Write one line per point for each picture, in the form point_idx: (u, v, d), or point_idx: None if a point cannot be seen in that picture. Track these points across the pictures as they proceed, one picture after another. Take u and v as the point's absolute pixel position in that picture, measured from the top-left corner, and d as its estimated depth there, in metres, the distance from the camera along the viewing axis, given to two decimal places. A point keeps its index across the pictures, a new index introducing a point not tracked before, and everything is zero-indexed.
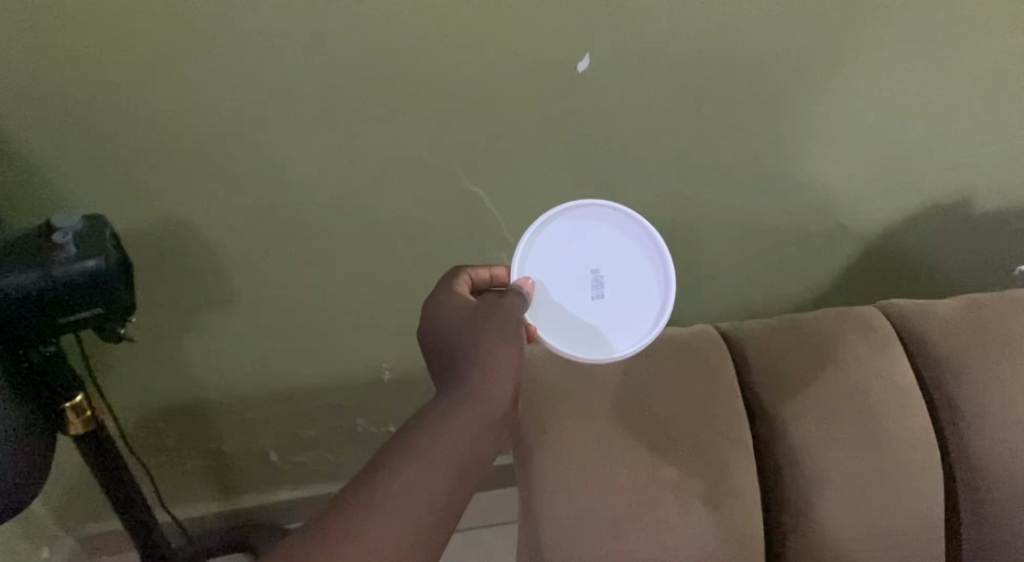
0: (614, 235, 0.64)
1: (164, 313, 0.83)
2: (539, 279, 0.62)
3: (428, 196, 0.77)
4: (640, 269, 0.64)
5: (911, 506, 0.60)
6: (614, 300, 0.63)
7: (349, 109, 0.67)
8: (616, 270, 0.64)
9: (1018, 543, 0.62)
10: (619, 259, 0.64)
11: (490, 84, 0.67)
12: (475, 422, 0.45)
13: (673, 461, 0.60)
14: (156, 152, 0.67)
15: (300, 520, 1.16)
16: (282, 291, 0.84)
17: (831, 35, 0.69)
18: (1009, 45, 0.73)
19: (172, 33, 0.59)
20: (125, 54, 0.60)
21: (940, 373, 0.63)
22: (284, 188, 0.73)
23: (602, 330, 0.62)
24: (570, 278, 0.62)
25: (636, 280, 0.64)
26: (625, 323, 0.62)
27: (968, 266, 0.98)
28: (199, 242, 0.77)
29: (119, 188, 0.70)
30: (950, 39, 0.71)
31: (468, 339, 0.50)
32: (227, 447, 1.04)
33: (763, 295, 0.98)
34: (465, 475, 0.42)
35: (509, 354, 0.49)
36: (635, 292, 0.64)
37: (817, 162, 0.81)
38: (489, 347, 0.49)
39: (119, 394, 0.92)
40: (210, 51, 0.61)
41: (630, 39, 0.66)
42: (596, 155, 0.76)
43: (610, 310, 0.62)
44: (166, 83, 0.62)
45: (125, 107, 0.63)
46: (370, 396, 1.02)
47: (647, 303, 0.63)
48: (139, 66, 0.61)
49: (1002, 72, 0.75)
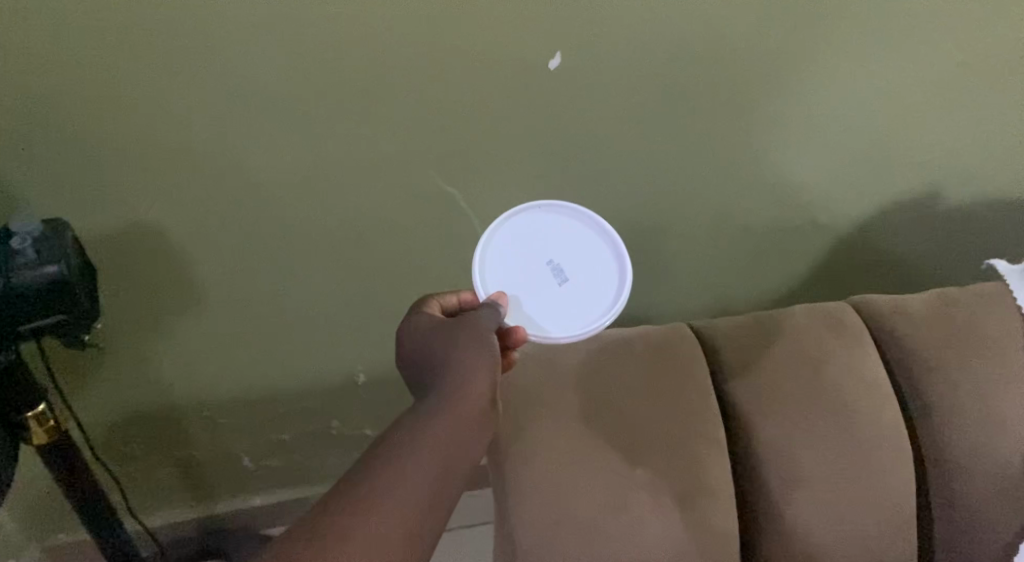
0: (564, 224, 0.65)
1: (131, 317, 0.81)
2: (500, 278, 0.61)
3: (398, 194, 0.76)
4: (588, 243, 0.65)
5: (893, 506, 0.59)
6: (578, 281, 0.63)
7: (317, 109, 0.66)
8: (567, 253, 0.64)
9: (993, 538, 0.60)
10: (565, 243, 0.64)
11: (459, 83, 0.67)
12: (456, 420, 0.45)
13: (648, 463, 0.59)
14: (119, 155, 0.66)
15: (277, 524, 1.14)
16: (253, 293, 0.83)
17: (802, 30, 0.69)
18: (972, 43, 0.74)
19: (130, 30, 0.57)
20: (82, 53, 0.57)
21: (910, 367, 0.62)
22: (251, 189, 0.72)
23: (573, 314, 0.61)
24: (530, 272, 0.62)
25: (588, 255, 0.64)
26: (597, 296, 0.62)
27: (937, 259, 0.99)
28: (165, 246, 0.75)
29: (80, 193, 0.68)
30: (916, 37, 0.72)
31: (443, 347, 0.51)
32: (201, 454, 1.02)
33: (739, 292, 0.98)
34: (447, 471, 0.42)
35: (484, 354, 0.50)
36: (591, 266, 0.64)
37: (788, 158, 0.81)
38: (463, 350, 0.50)
39: (86, 401, 0.90)
40: (173, 54, 0.59)
41: (602, 39, 0.66)
42: (568, 153, 0.76)
43: (580, 290, 0.62)
44: (126, 85, 0.60)
45: (83, 108, 0.61)
46: (344, 399, 1.01)
47: (606, 272, 0.64)
48: (99, 68, 0.59)
49: (966, 70, 0.77)
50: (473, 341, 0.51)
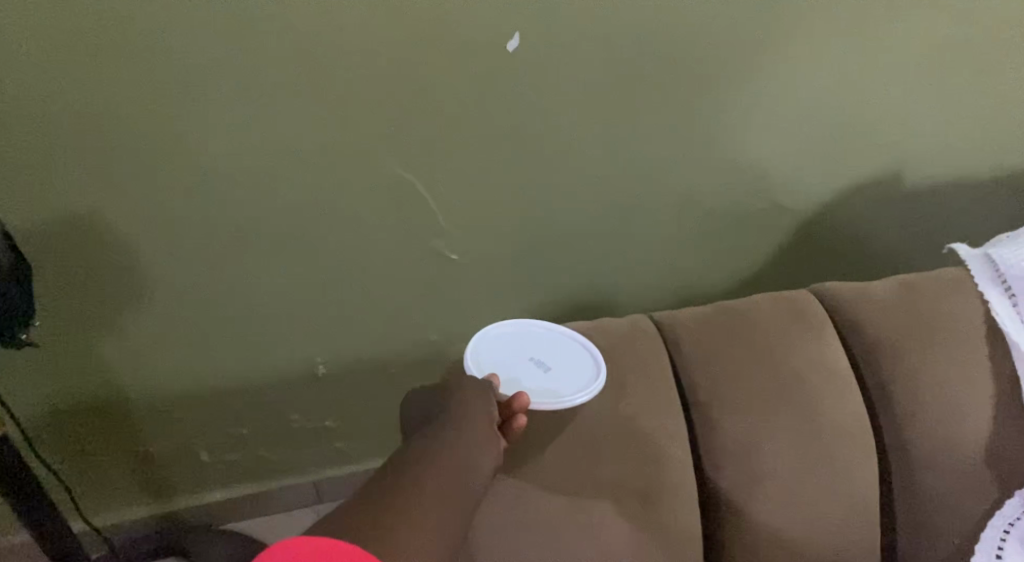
0: (530, 327, 0.65)
1: (70, 308, 0.78)
2: (485, 362, 0.59)
3: (351, 178, 0.73)
4: (557, 338, 0.64)
5: (856, 495, 0.58)
6: (559, 365, 0.61)
7: (261, 87, 0.64)
8: (542, 350, 0.63)
9: (955, 526, 0.60)
10: (537, 343, 0.63)
11: (410, 60, 0.65)
12: (462, 466, 0.48)
13: (609, 460, 0.55)
14: (53, 136, 0.63)
15: (238, 517, 1.10)
16: (200, 282, 0.79)
17: (757, 11, 0.69)
18: (928, 19, 0.74)
19: (58, 2, 0.55)
20: (12, 28, 0.56)
21: (871, 355, 0.62)
22: (195, 172, 0.69)
23: (564, 388, 0.58)
24: (508, 363, 0.60)
25: (560, 346, 0.63)
26: (580, 369, 0.60)
27: (909, 243, 0.98)
28: (105, 232, 0.72)
29: (11, 176, 0.65)
30: (872, 12, 0.72)
31: (447, 401, 0.54)
32: (154, 449, 0.98)
33: (712, 280, 0.96)
34: (456, 515, 0.45)
35: (485, 405, 0.53)
36: (564, 352, 0.62)
37: (752, 140, 0.80)
38: (466, 401, 0.53)
39: (25, 397, 0.85)
40: (107, 28, 0.58)
41: (556, 14, 0.65)
42: (528, 135, 0.73)
43: (564, 370, 0.60)
44: (57, 60, 0.58)
45: (15, 86, 0.59)
46: (304, 392, 0.97)
47: (578, 350, 0.62)
48: (29, 42, 0.57)
49: (924, 47, 0.76)
50: (476, 392, 0.54)
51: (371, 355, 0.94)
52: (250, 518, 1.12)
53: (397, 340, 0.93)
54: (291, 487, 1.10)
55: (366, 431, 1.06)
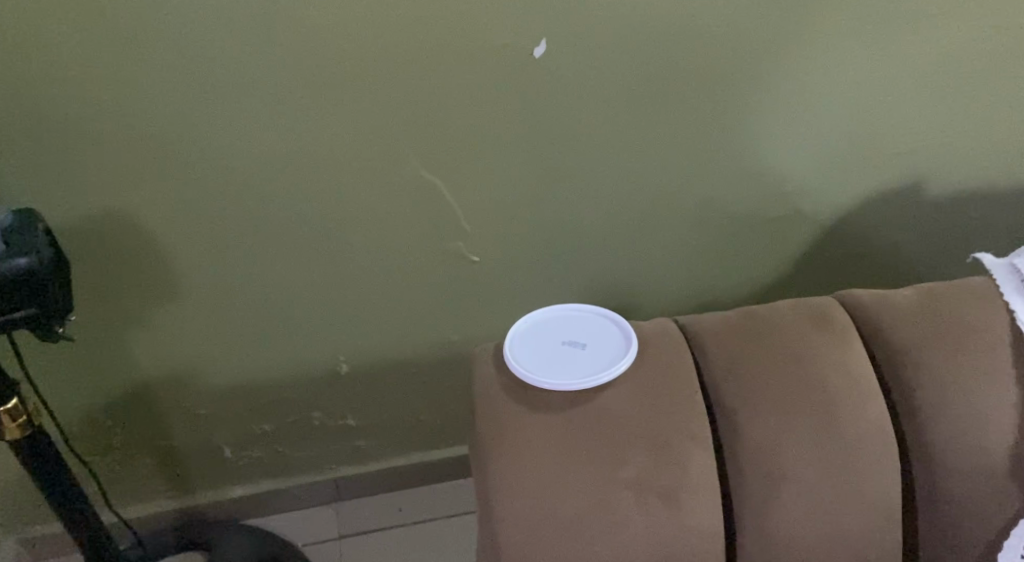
0: (557, 319, 0.72)
1: (107, 307, 0.80)
2: (526, 357, 0.65)
3: (379, 180, 0.75)
4: (583, 323, 0.71)
5: (880, 502, 0.57)
6: (591, 341, 0.67)
7: (294, 95, 0.66)
8: (570, 336, 0.70)
9: (981, 533, 0.59)
10: (566, 330, 0.71)
11: (437, 70, 0.67)
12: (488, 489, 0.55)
13: (630, 460, 0.55)
14: (100, 143, 0.66)
15: (260, 513, 1.12)
16: (234, 284, 0.81)
17: (772, 23, 0.70)
18: (946, 33, 0.75)
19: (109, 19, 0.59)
20: (68, 44, 0.60)
21: (895, 362, 0.61)
22: (229, 177, 0.71)
23: (605, 356, 0.64)
24: (549, 349, 0.67)
25: (585, 327, 0.70)
26: (611, 338, 0.67)
27: (933, 253, 0.97)
28: (143, 233, 0.74)
29: (60, 180, 0.68)
30: (891, 26, 0.73)
31: (490, 414, 0.60)
32: (180, 443, 1.00)
33: (733, 287, 0.96)
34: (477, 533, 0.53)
35: (515, 415, 0.59)
36: (590, 331, 0.69)
37: (774, 150, 0.81)
38: (502, 415, 0.59)
39: (61, 390, 0.88)
40: (152, 42, 0.61)
41: (579, 28, 0.67)
42: (552, 143, 0.75)
43: (598, 343, 0.67)
44: (107, 72, 0.62)
45: (65, 96, 0.63)
46: (325, 390, 0.98)
47: (603, 327, 0.69)
48: (81, 56, 0.60)
49: (942, 61, 0.77)
50: (509, 407, 0.59)
51: (393, 355, 0.95)
52: (271, 514, 1.13)
53: (418, 341, 0.94)
54: (312, 483, 1.11)
55: (384, 429, 1.07)
